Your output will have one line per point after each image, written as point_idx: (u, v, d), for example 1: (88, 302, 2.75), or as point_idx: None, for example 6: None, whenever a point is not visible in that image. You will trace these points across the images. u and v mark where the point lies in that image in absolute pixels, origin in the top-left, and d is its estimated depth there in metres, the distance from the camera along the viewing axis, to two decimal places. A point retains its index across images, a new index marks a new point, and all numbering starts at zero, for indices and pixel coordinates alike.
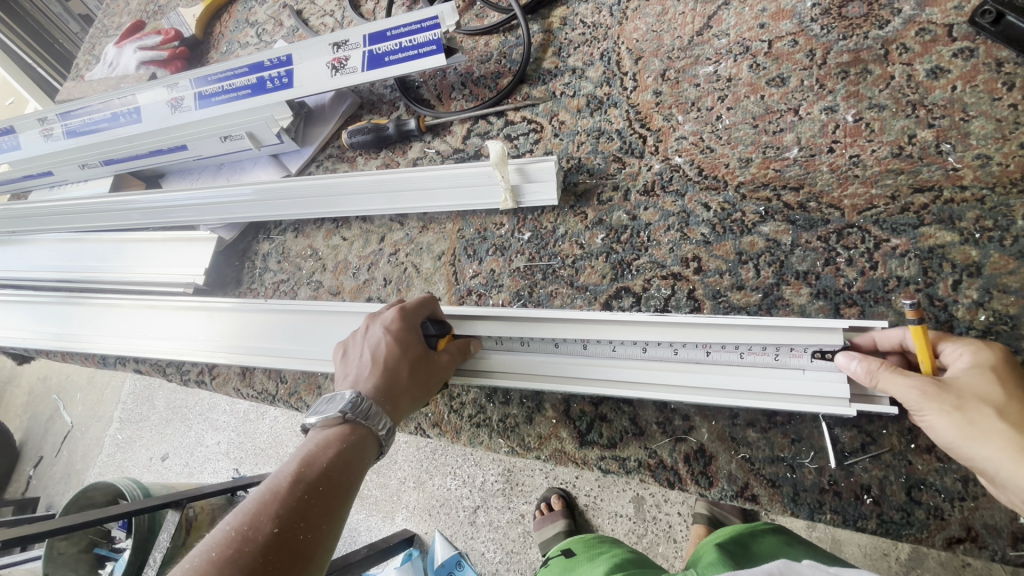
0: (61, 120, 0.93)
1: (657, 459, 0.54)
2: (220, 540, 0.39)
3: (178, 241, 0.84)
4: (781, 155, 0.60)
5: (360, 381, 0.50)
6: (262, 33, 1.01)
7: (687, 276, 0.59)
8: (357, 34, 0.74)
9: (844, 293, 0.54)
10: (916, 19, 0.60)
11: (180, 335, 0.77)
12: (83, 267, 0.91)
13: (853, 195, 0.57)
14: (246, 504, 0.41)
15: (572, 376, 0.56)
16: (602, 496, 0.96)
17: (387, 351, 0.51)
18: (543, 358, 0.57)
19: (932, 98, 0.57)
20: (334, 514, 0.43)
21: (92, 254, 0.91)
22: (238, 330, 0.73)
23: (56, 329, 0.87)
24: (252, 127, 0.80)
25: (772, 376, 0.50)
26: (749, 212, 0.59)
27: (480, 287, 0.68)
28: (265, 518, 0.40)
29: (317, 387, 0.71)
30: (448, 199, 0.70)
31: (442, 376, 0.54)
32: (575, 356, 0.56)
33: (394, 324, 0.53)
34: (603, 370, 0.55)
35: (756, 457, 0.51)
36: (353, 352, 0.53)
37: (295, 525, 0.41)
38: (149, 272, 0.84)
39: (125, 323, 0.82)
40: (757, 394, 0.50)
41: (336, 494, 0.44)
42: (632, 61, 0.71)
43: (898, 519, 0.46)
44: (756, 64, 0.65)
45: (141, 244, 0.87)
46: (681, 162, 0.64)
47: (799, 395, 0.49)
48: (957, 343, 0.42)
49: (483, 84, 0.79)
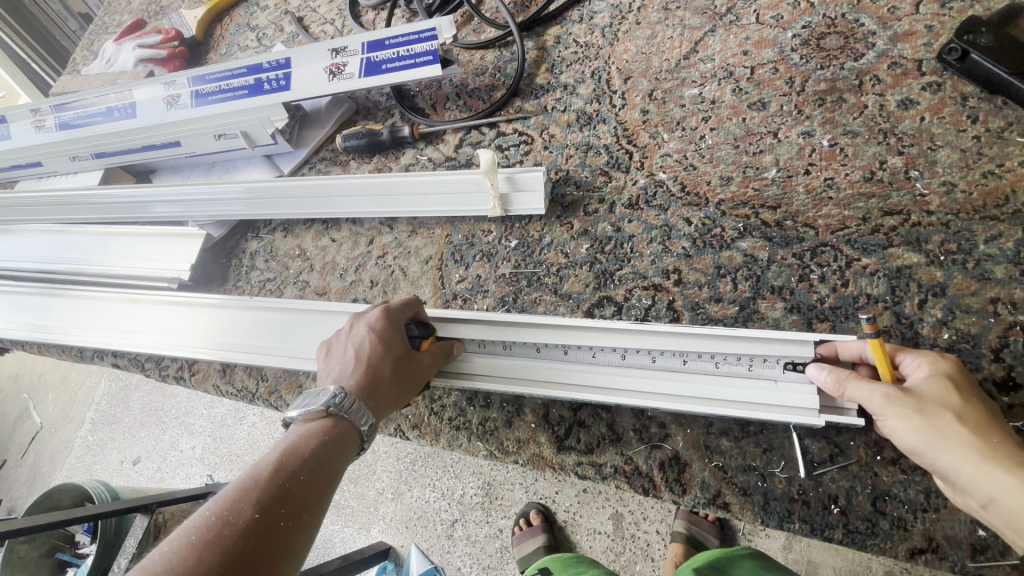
0: (55, 112, 0.93)
1: (633, 466, 0.55)
2: (200, 524, 0.39)
3: (165, 236, 0.84)
4: (760, 175, 0.63)
5: (343, 378, 0.51)
6: (262, 38, 1.03)
7: (667, 287, 0.61)
8: (355, 41, 0.76)
9: (817, 308, 0.56)
10: (888, 53, 0.64)
11: (161, 330, 0.76)
12: (67, 258, 0.90)
13: (827, 215, 0.59)
14: (227, 490, 0.42)
15: (550, 382, 0.57)
16: (581, 512, 0.96)
17: (370, 349, 0.52)
18: (523, 363, 0.58)
19: (902, 128, 0.60)
20: (315, 504, 0.43)
21: (76, 246, 0.91)
22: (221, 326, 0.73)
23: (34, 321, 0.86)
24: (247, 127, 0.81)
25: (746, 385, 0.51)
26: (728, 228, 0.62)
27: (465, 292, 0.69)
28: (245, 504, 0.40)
29: (298, 386, 0.71)
30: (438, 204, 0.71)
31: (425, 376, 0.54)
32: (555, 362, 0.57)
33: (378, 322, 0.54)
34: (582, 375, 0.56)
35: (729, 465, 0.52)
36: (336, 349, 0.54)
37: (275, 512, 0.41)
38: (133, 266, 0.84)
39: (106, 316, 0.81)
40: (732, 402, 0.51)
41: (317, 485, 0.44)
42: (621, 80, 0.74)
43: (863, 530, 0.47)
44: (739, 89, 0.68)
45: (128, 239, 0.87)
46: (665, 178, 0.66)
47: (770, 404, 0.50)
48: (916, 354, 0.44)
49: (477, 96, 0.81)
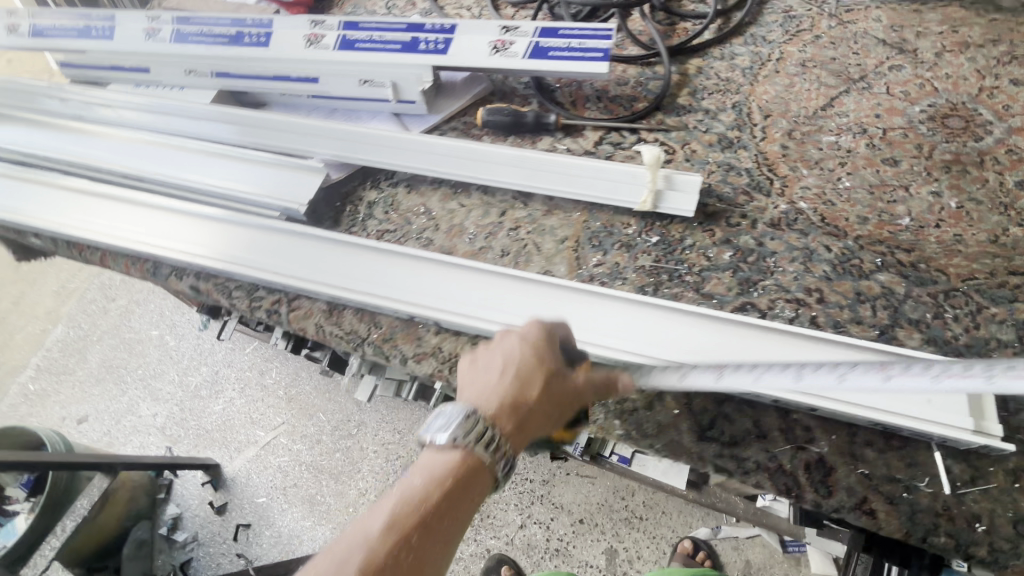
0: (176, 24, 0.90)
1: (776, 464, 0.57)
2: (343, 546, 0.45)
3: (280, 167, 0.80)
4: (895, 221, 0.69)
5: (493, 391, 0.52)
6: (391, 5, 1.04)
7: (810, 303, 0.65)
8: (530, 31, 0.79)
9: (952, 344, 0.61)
10: (1005, 141, 0.73)
11: (274, 257, 0.74)
12: (153, 168, 0.84)
13: (958, 265, 0.65)
14: (367, 516, 0.46)
15: (695, 353, 0.62)
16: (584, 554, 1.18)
17: (520, 364, 0.52)
18: (669, 333, 0.64)
19: (1020, 204, 0.68)
20: (445, 552, 0.46)
21: (166, 157, 0.85)
22: (347, 265, 0.72)
23: (117, 227, 0.80)
24: (400, 79, 0.82)
25: (901, 397, 0.55)
26: (867, 261, 0.67)
27: (603, 276, 0.70)
28: (381, 545, 0.44)
29: (416, 338, 0.69)
30: (587, 188, 0.74)
31: (578, 399, 0.54)
32: (705, 336, 0.63)
33: (529, 339, 0.54)
34: (732, 353, 0.61)
35: (875, 474, 0.55)
36: (484, 360, 0.55)
37: (407, 555, 0.44)
38: (240, 189, 0.80)
39: (208, 235, 0.78)
40: (883, 415, 0.54)
41: (449, 532, 0.46)
42: (761, 116, 0.80)
43: (1005, 548, 0.51)
44: (872, 144, 0.76)
45: (234, 162, 0.82)
46: (805, 207, 0.72)
47: (922, 419, 0.54)
48: None
49: (619, 102, 0.85)
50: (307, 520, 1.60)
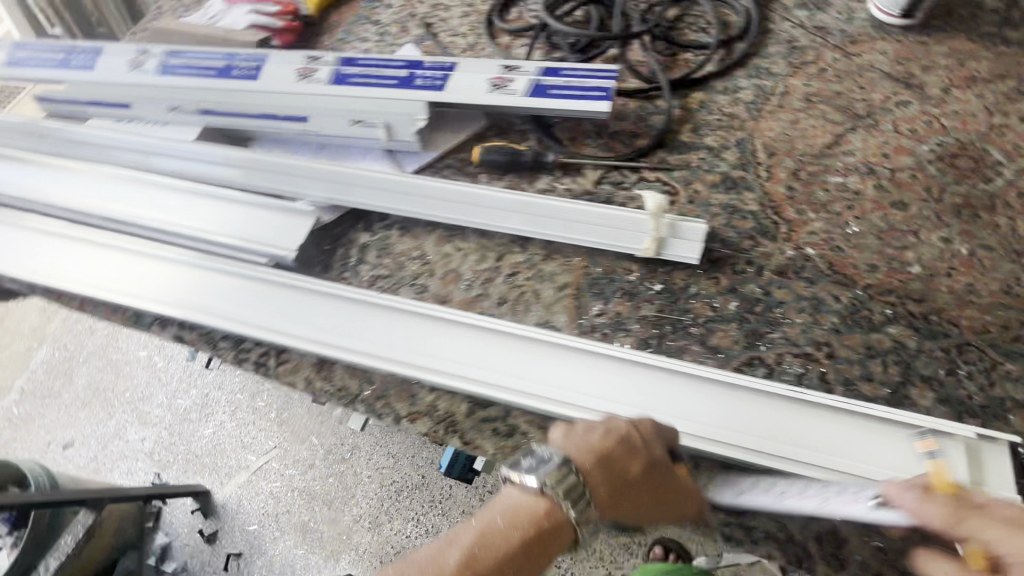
0: (163, 57, 0.88)
1: (787, 534, 0.54)
2: None
3: (248, 278, 0.73)
4: (904, 269, 0.67)
5: None
6: (385, 34, 1.00)
7: (818, 358, 0.63)
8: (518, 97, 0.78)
9: (967, 404, 0.59)
10: (1016, 184, 0.71)
11: (261, 307, 0.71)
12: (85, 196, 0.83)
13: (970, 317, 0.63)
14: None
15: (358, 337, 0.68)
16: None
17: None
18: (335, 319, 0.70)
19: None
20: None
21: (163, 207, 0.80)
22: (313, 314, 0.70)
23: (113, 274, 0.76)
24: (392, 119, 0.79)
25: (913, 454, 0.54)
26: (876, 312, 0.65)
27: (606, 326, 0.67)
28: None
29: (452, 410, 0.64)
30: (589, 234, 0.72)
31: None
32: (734, 407, 0.59)
33: None
34: (779, 428, 0.58)
35: (889, 548, 0.53)
36: None
37: None
38: (156, 217, 0.80)
39: (200, 288, 0.73)
40: (843, 475, 0.54)
41: None
42: (766, 155, 0.78)
43: None
44: (880, 186, 0.73)
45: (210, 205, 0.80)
46: (812, 254, 0.69)
47: (890, 483, 0.53)
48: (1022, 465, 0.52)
49: (618, 139, 0.82)
50: (298, 547, 1.57)
